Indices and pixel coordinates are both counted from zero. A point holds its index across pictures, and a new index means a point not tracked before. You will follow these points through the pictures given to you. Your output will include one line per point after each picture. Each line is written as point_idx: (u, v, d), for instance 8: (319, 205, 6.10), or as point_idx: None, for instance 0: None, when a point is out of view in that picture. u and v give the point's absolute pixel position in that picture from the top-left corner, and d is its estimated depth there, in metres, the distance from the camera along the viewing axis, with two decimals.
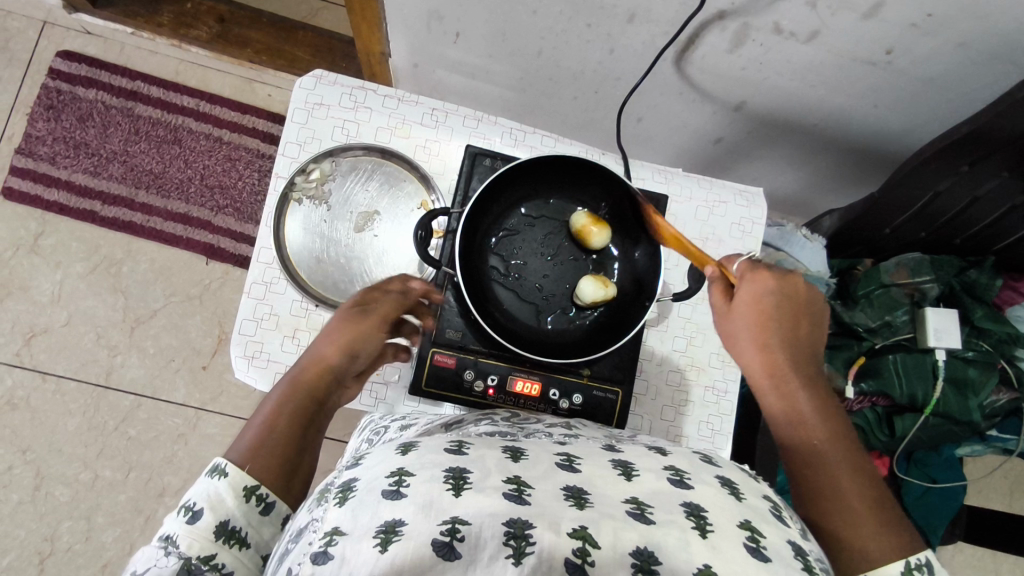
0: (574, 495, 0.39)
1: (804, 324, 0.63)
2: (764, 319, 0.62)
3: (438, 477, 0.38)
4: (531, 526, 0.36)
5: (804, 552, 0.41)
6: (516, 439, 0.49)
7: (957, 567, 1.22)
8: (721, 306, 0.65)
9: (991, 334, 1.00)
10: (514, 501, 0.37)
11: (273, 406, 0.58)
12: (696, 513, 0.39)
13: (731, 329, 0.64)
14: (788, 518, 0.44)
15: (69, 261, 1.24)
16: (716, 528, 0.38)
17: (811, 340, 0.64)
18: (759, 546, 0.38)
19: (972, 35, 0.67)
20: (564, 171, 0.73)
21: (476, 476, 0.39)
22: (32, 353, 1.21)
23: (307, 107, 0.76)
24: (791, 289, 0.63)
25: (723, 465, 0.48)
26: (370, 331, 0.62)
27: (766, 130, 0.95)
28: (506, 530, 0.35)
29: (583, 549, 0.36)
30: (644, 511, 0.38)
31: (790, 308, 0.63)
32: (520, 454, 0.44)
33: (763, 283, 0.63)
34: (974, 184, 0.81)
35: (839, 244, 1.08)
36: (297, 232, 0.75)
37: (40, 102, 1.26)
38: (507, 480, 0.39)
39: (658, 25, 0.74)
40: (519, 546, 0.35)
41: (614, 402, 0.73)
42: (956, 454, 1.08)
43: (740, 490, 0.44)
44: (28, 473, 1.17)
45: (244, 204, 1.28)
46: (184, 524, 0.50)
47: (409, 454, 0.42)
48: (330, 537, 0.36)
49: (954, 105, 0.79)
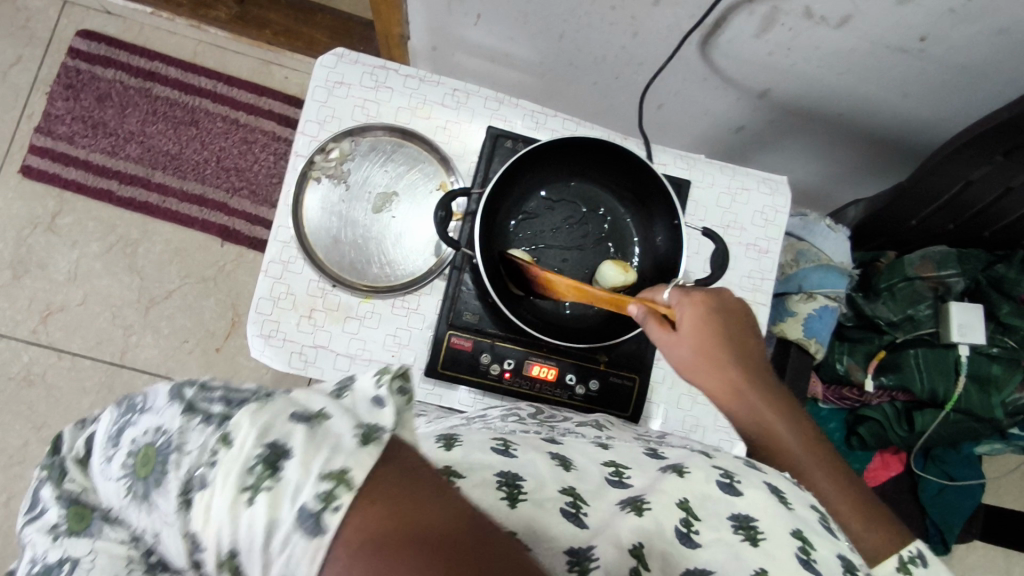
0: (632, 503, 0.43)
1: (746, 333, 0.63)
2: (713, 346, 0.60)
3: (491, 483, 0.40)
4: (593, 551, 0.40)
5: (853, 565, 0.43)
6: (551, 437, 0.49)
7: (971, 568, 1.20)
8: (667, 338, 0.62)
9: (1018, 331, 0.97)
10: (572, 521, 0.41)
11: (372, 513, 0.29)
12: (745, 525, 0.43)
13: (682, 361, 0.62)
14: (836, 529, 0.46)
15: (86, 240, 1.24)
16: (767, 536, 0.42)
17: (755, 352, 0.63)
18: (810, 559, 0.42)
19: (1011, 21, 0.65)
20: (586, 153, 0.71)
21: (530, 485, 0.41)
22: (48, 330, 1.22)
23: (327, 85, 0.75)
24: (728, 306, 0.63)
25: (768, 469, 0.49)
26: None
27: (790, 119, 0.93)
28: (568, 559, 0.40)
29: (637, 567, 0.41)
30: (690, 530, 0.42)
31: (733, 326, 0.62)
32: (568, 464, 0.44)
33: (700, 305, 0.62)
34: (1008, 173, 0.79)
35: (862, 236, 1.05)
36: (315, 211, 0.74)
37: (59, 81, 1.26)
38: (563, 491, 0.42)
39: (684, 8, 0.72)
40: (582, 564, 0.40)
41: (631, 389, 0.73)
42: (975, 451, 1.06)
43: (787, 498, 0.46)
44: (44, 449, 1.18)
45: (259, 186, 1.28)
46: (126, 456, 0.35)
47: (454, 449, 0.43)
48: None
49: (988, 95, 0.77)
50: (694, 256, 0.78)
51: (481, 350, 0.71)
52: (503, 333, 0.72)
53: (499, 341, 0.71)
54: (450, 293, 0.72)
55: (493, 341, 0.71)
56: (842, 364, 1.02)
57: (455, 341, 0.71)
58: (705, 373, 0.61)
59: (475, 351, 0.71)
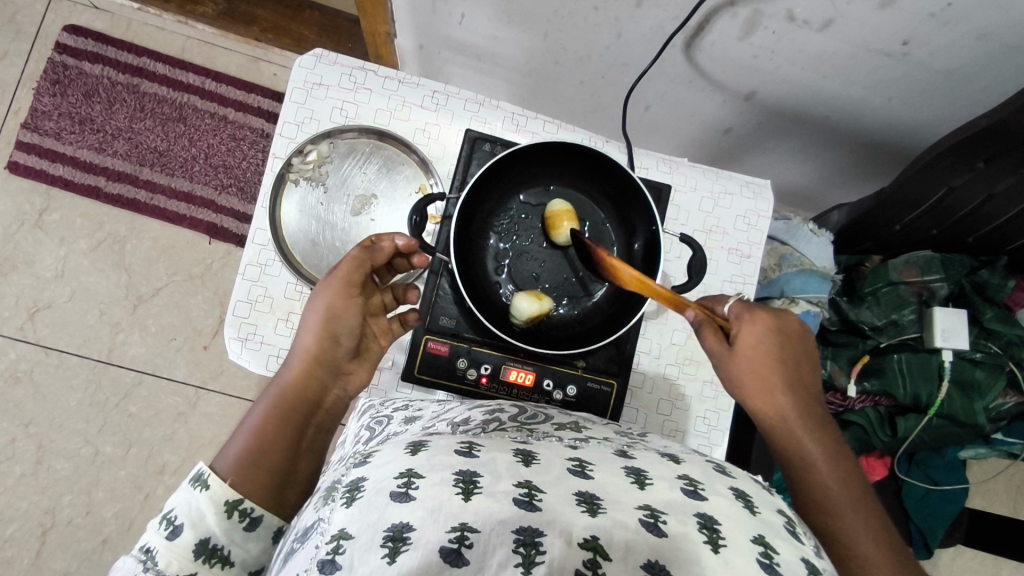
0: (586, 500, 0.39)
1: (802, 362, 0.62)
2: (766, 364, 0.60)
3: (448, 481, 0.38)
4: (542, 535, 0.36)
5: (817, 569, 0.40)
6: (524, 441, 0.48)
7: (957, 570, 1.20)
8: (716, 350, 0.61)
9: (1001, 336, 0.98)
10: (525, 507, 0.37)
11: (259, 422, 0.60)
12: (709, 525, 0.39)
13: (732, 374, 0.61)
14: (803, 534, 0.43)
15: (73, 237, 1.24)
16: (729, 542, 0.38)
17: (810, 383, 0.62)
18: (773, 562, 0.38)
19: (994, 27, 0.64)
20: (562, 157, 0.71)
21: (486, 480, 0.38)
22: (35, 327, 1.21)
23: (306, 87, 0.74)
24: (787, 330, 0.61)
25: (738, 475, 0.47)
26: (346, 314, 0.63)
27: (776, 122, 0.93)
28: (516, 538, 0.36)
29: (593, 560, 0.36)
30: (657, 520, 0.38)
31: (788, 351, 0.61)
32: (531, 457, 0.43)
33: (761, 324, 0.60)
34: (990, 180, 0.79)
35: (846, 240, 1.06)
36: (293, 214, 0.74)
37: (46, 77, 1.26)
38: (518, 483, 0.39)
39: (667, 10, 0.71)
40: (529, 553, 0.35)
41: (609, 395, 0.72)
42: (958, 455, 1.06)
43: (754, 503, 0.43)
44: (31, 446, 1.19)
45: (247, 183, 1.28)
46: (163, 539, 0.52)
47: (419, 454, 0.41)
48: (337, 542, 0.35)
49: (973, 99, 0.76)
50: (673, 260, 0.78)
51: (458, 355, 0.71)
52: (480, 338, 0.71)
53: (476, 346, 0.71)
54: (428, 297, 0.72)
55: (471, 346, 0.71)
56: (825, 368, 1.01)
57: (432, 345, 0.71)
58: (755, 391, 0.60)
59: (452, 355, 0.71)
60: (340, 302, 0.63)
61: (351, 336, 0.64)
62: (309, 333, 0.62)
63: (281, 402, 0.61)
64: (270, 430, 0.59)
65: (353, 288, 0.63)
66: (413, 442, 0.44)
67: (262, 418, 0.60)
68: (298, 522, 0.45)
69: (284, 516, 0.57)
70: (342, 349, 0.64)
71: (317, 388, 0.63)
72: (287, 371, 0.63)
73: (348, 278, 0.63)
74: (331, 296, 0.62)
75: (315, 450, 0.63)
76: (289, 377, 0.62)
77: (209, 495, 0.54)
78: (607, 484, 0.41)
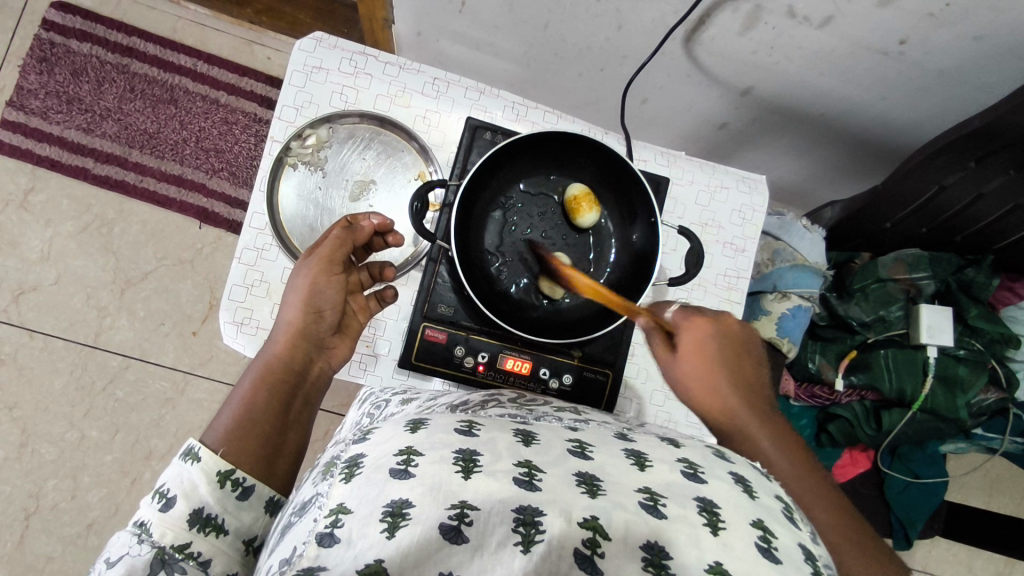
0: (586, 482, 0.39)
1: (749, 365, 0.62)
2: (710, 366, 0.60)
3: (447, 459, 0.38)
4: (542, 514, 0.36)
5: (814, 556, 0.40)
6: (524, 421, 0.48)
7: (934, 562, 1.23)
8: (667, 360, 0.63)
9: (984, 334, 1.01)
10: (524, 487, 0.37)
11: (246, 394, 0.61)
12: (709, 508, 0.39)
13: (681, 379, 0.62)
14: (800, 520, 0.43)
15: (60, 219, 1.22)
16: (729, 526, 0.38)
17: (758, 379, 0.62)
18: (771, 547, 0.38)
19: (990, 28, 0.65)
20: (560, 148, 0.71)
21: (486, 459, 0.39)
22: (20, 309, 1.19)
23: (305, 70, 0.74)
24: (727, 330, 0.63)
25: (737, 460, 0.47)
26: (329, 288, 0.65)
27: (771, 118, 0.94)
28: (516, 516, 0.36)
29: (593, 539, 0.36)
30: (657, 503, 0.38)
31: (732, 350, 0.62)
32: (531, 438, 0.43)
33: (701, 326, 0.62)
34: (981, 180, 0.81)
35: (838, 237, 1.08)
36: (291, 198, 0.74)
37: (32, 54, 1.23)
38: (518, 463, 0.39)
39: (668, 4, 0.72)
40: (528, 532, 0.36)
41: (604, 384, 0.73)
42: (939, 450, 1.09)
43: (753, 489, 0.43)
44: (14, 430, 1.17)
45: (238, 167, 1.26)
46: (156, 512, 0.50)
47: (419, 431, 0.41)
48: (335, 516, 0.35)
49: (966, 100, 0.78)
50: (669, 253, 0.79)
51: (455, 343, 0.71)
52: (477, 326, 0.72)
53: (473, 334, 0.72)
54: (425, 284, 0.72)
55: (467, 334, 0.72)
56: (813, 363, 1.04)
57: (429, 333, 0.71)
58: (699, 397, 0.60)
59: (449, 343, 0.71)
60: (323, 277, 0.65)
61: (335, 310, 0.66)
62: (293, 306, 0.64)
63: (270, 374, 0.62)
64: (259, 398, 0.61)
65: (336, 262, 0.65)
66: (412, 420, 0.44)
67: (250, 391, 0.61)
68: (297, 494, 0.45)
69: (276, 487, 0.57)
70: (325, 321, 0.65)
71: (302, 360, 0.64)
72: (273, 344, 0.64)
73: (329, 256, 0.65)
74: (313, 272, 0.64)
75: (303, 429, 0.63)
76: (275, 351, 0.64)
77: (201, 468, 0.53)
78: (605, 465, 0.41)
